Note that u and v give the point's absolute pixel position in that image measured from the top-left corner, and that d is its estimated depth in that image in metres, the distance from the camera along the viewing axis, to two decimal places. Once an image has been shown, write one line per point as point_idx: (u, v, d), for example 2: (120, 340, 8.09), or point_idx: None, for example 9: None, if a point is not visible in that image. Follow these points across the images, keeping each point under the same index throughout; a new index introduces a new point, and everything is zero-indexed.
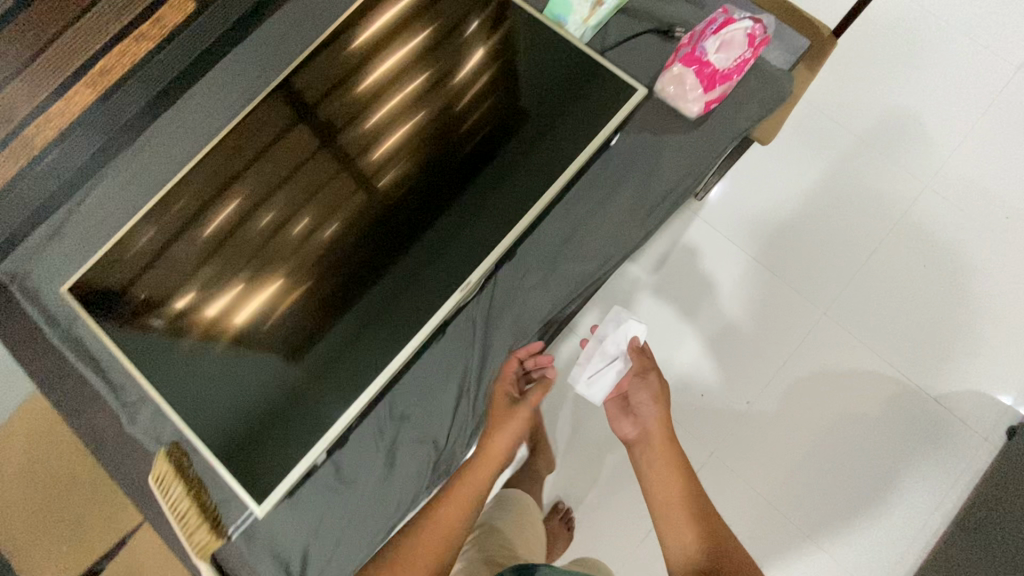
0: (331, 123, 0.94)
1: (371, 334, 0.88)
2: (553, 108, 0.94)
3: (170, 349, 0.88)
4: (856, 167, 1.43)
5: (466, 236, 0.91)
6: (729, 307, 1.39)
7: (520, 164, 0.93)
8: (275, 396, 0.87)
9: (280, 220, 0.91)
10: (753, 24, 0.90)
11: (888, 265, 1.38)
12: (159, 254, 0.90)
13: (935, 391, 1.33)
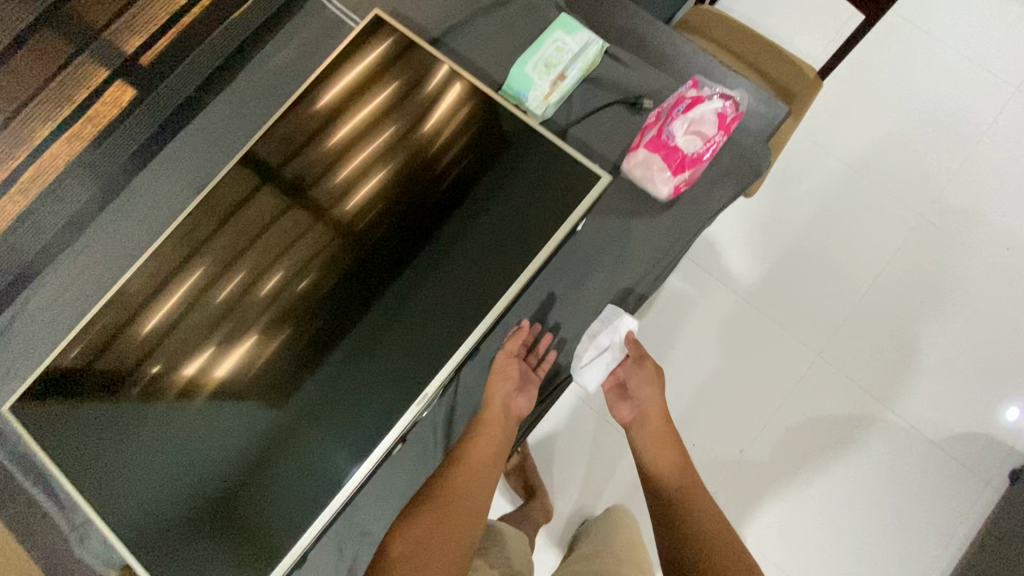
0: (302, 180, 0.86)
1: (336, 432, 0.78)
2: (526, 176, 0.80)
3: (133, 424, 0.80)
4: (850, 197, 1.34)
5: (430, 329, 0.79)
6: (718, 350, 1.29)
7: (496, 228, 0.80)
8: (242, 482, 0.78)
9: (246, 290, 0.83)
10: (725, 103, 0.75)
11: (884, 300, 1.30)
12: (119, 336, 0.82)
13: (935, 433, 1.24)
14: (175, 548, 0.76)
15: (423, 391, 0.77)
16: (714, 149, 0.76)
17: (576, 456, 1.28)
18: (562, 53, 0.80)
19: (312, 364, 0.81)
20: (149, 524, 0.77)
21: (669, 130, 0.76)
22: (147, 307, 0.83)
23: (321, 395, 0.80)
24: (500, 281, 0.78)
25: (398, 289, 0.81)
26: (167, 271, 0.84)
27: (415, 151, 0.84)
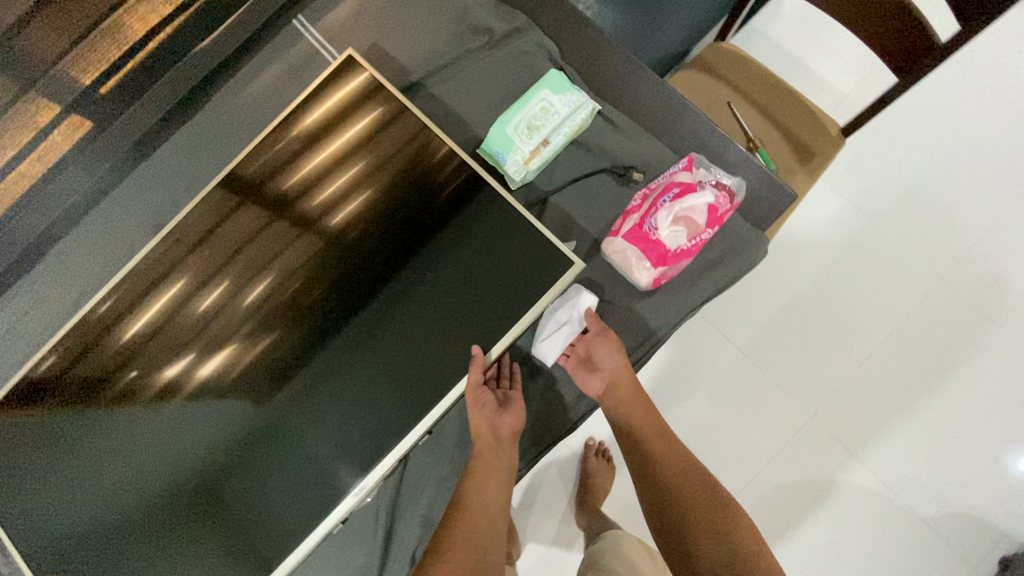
0: (284, 196, 0.81)
1: (306, 462, 0.76)
2: (496, 253, 0.76)
3: (105, 433, 0.78)
4: (868, 252, 1.26)
5: (382, 403, 0.75)
6: (708, 401, 1.24)
7: (480, 276, 0.75)
8: (212, 502, 0.76)
9: (230, 299, 0.80)
10: (716, 195, 0.72)
11: (892, 365, 1.22)
12: (97, 345, 0.80)
13: (926, 511, 1.18)
14: (150, 553, 0.75)
15: (363, 480, 0.73)
16: (701, 242, 0.73)
17: (548, 493, 1.27)
18: (548, 115, 0.79)
19: (290, 376, 0.77)
20: (119, 537, 0.75)
21: (652, 222, 0.72)
22: (126, 319, 0.80)
23: (297, 412, 0.76)
24: (459, 360, 0.74)
25: (366, 334, 0.76)
26: (148, 282, 0.81)
27: (410, 163, 0.80)
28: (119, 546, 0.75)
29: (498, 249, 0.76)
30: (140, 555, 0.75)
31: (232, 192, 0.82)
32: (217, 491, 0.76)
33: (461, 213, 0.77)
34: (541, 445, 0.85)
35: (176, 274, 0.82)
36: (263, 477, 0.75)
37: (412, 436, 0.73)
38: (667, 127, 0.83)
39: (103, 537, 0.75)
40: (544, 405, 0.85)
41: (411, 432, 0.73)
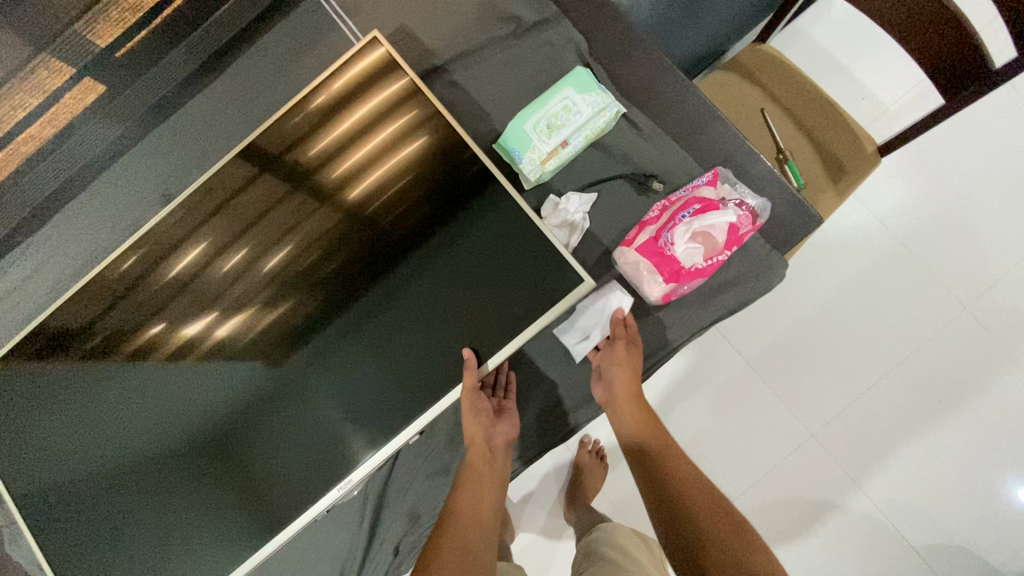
0: (304, 168, 0.81)
1: (313, 435, 0.76)
2: (498, 257, 0.73)
3: (116, 382, 0.80)
4: (892, 275, 1.22)
5: (370, 400, 0.75)
6: (709, 412, 1.23)
7: (490, 272, 0.73)
8: (218, 457, 0.77)
9: (247, 267, 0.80)
10: (739, 215, 0.70)
11: (901, 391, 1.20)
12: (122, 300, 0.81)
13: (920, 539, 1.17)
14: (156, 506, 0.77)
15: (349, 476, 0.74)
16: (717, 263, 0.71)
17: (542, 485, 1.28)
18: (569, 115, 0.76)
19: (302, 345, 0.77)
20: (124, 485, 0.77)
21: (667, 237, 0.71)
22: (144, 280, 0.80)
23: (307, 381, 0.77)
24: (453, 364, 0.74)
25: (371, 320, 0.76)
26: (165, 246, 0.81)
27: (437, 138, 0.78)
28: (128, 497, 0.77)
29: (504, 250, 0.73)
30: (147, 507, 0.77)
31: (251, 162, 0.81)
32: (224, 451, 0.77)
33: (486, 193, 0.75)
34: (535, 444, 0.85)
35: (192, 240, 0.81)
36: (270, 440, 0.77)
37: (402, 437, 0.74)
38: (695, 135, 0.81)
39: (113, 485, 0.77)
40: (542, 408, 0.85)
41: (400, 434, 0.74)
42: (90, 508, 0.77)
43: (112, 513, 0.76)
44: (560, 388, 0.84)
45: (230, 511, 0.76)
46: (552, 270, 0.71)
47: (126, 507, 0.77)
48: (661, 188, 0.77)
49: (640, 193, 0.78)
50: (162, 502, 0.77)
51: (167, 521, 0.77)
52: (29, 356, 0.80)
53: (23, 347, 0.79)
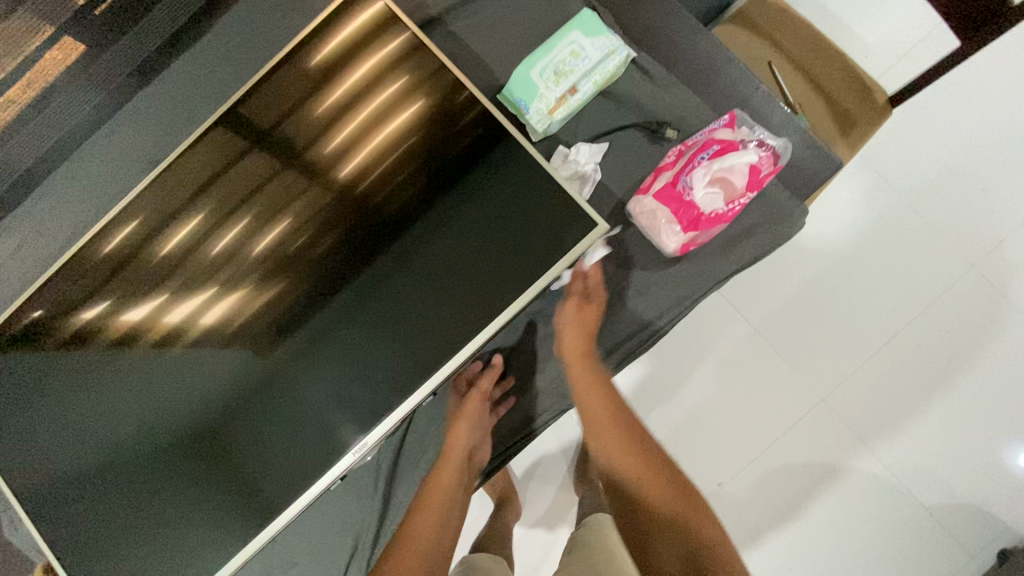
0: (293, 144, 0.86)
1: (310, 391, 0.81)
2: (507, 219, 0.76)
3: (119, 354, 0.86)
4: (900, 234, 1.20)
5: (385, 360, 0.79)
6: (718, 379, 1.22)
7: (496, 232, 0.77)
8: (218, 417, 0.83)
9: (235, 249, 0.86)
10: (760, 155, 0.71)
11: (911, 353, 1.19)
12: (117, 273, 0.88)
13: (930, 499, 1.17)
14: (148, 496, 0.82)
15: (364, 438, 0.78)
16: (739, 207, 0.71)
17: (552, 458, 1.27)
18: (578, 59, 0.77)
19: (297, 325, 0.82)
20: (135, 451, 0.83)
21: (686, 182, 0.71)
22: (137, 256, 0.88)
23: (305, 356, 0.82)
24: (467, 324, 0.77)
25: (378, 284, 0.80)
26: (159, 223, 0.88)
27: (419, 118, 0.82)
28: (122, 486, 0.83)
29: (507, 211, 0.77)
30: (140, 496, 0.82)
31: (240, 139, 0.87)
32: (211, 442, 0.82)
33: (473, 171, 0.79)
34: (550, 408, 0.85)
35: (187, 218, 0.87)
36: (257, 430, 0.81)
37: (416, 397, 0.77)
38: (704, 82, 0.83)
39: (107, 475, 0.83)
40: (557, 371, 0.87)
41: (415, 393, 0.77)
42: (105, 472, 0.83)
43: (107, 501, 0.82)
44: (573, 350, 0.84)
45: (237, 469, 0.82)
46: (564, 224, 0.74)
47: (138, 471, 0.82)
48: (674, 136, 0.78)
49: (653, 141, 0.78)
50: (152, 492, 0.82)
51: (176, 481, 0.82)
52: (20, 336, 0.87)
53: (27, 324, 0.87)
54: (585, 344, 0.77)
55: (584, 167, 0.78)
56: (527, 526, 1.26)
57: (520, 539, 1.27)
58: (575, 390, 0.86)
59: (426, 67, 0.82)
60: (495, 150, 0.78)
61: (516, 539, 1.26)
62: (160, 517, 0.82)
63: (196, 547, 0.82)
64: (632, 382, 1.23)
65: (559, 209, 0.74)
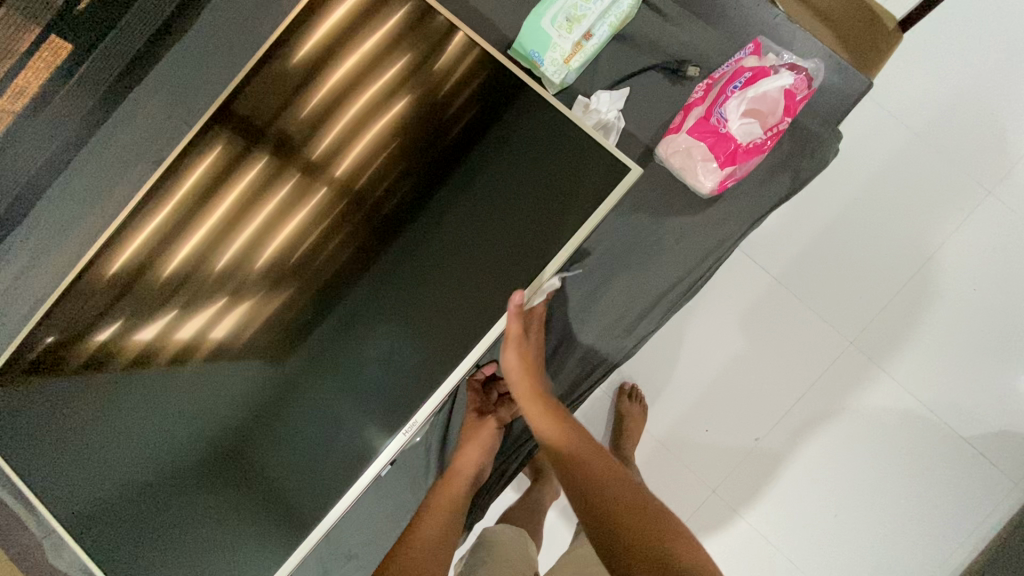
0: (295, 136, 0.86)
1: (346, 379, 0.85)
2: (525, 185, 0.80)
3: (143, 368, 0.87)
4: (913, 169, 1.19)
5: (421, 339, 0.83)
6: (745, 334, 1.20)
7: (516, 203, 0.81)
8: (254, 413, 0.86)
9: (247, 255, 0.86)
10: (795, 80, 0.74)
11: (935, 287, 1.18)
12: (125, 292, 0.87)
13: (967, 430, 1.16)
14: (194, 511, 0.87)
15: (413, 418, 0.83)
16: (774, 135, 0.76)
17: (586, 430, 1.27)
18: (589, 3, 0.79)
19: (323, 324, 0.86)
20: (178, 456, 0.87)
21: (719, 115, 0.76)
22: (143, 271, 0.87)
23: (333, 348, 0.85)
24: (502, 289, 0.81)
25: (405, 268, 0.84)
26: (163, 232, 0.86)
27: (417, 102, 0.84)
28: (166, 502, 0.87)
29: (525, 182, 0.80)
30: (189, 511, 0.87)
31: (237, 136, 0.86)
32: (247, 449, 0.86)
33: (474, 152, 0.82)
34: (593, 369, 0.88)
35: (193, 224, 0.86)
36: (294, 432, 0.86)
37: (459, 370, 0.82)
38: (714, 23, 0.88)
39: (152, 496, 0.87)
40: (598, 335, 0.90)
41: (460, 365, 0.82)
42: (155, 481, 0.87)
43: (156, 520, 0.87)
44: (607, 307, 0.88)
45: (284, 459, 0.86)
46: (585, 187, 0.79)
47: (186, 474, 0.87)
48: (694, 73, 0.84)
49: (673, 80, 0.85)
50: (200, 506, 0.87)
51: (224, 479, 0.87)
52: (33, 365, 0.87)
53: (39, 352, 0.87)
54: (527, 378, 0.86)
55: (607, 116, 0.84)
56: (559, 510, 1.27)
57: (558, 517, 1.28)
58: (617, 348, 0.89)
59: (421, 47, 0.84)
60: (495, 126, 0.82)
61: (548, 526, 1.28)
62: (214, 513, 0.86)
63: (254, 549, 0.87)
64: (659, 345, 1.22)
65: (574, 175, 0.79)
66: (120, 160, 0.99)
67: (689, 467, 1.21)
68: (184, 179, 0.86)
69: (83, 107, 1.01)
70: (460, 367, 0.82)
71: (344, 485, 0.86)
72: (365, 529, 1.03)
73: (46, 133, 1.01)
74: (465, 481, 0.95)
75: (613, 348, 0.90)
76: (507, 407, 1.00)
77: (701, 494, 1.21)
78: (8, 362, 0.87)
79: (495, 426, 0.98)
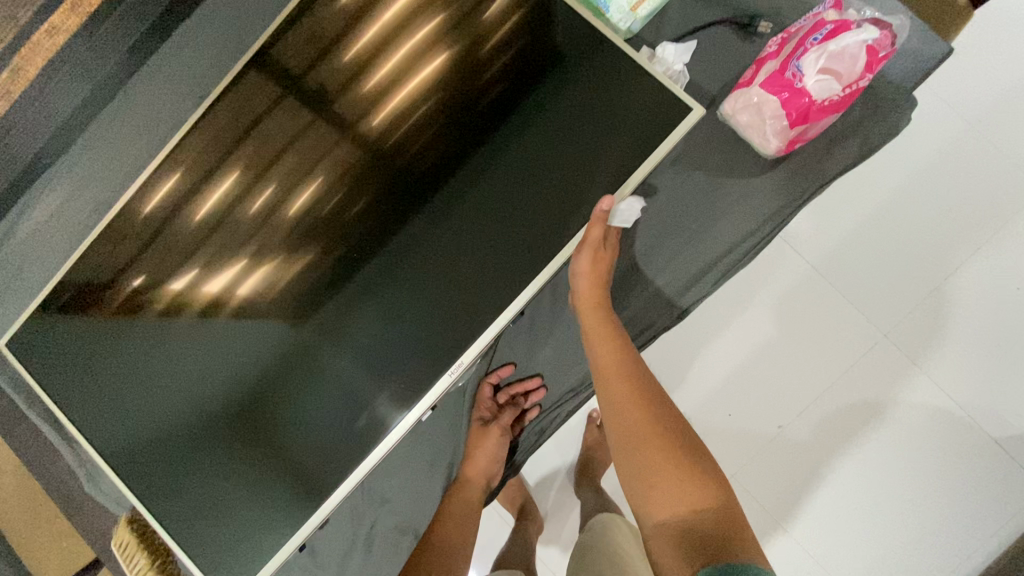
0: (330, 89, 0.84)
1: (376, 335, 0.85)
2: (568, 150, 0.79)
3: (170, 320, 0.88)
4: (961, 160, 1.15)
5: (453, 301, 0.83)
6: (774, 319, 1.18)
7: (552, 165, 0.80)
8: (274, 365, 0.87)
9: (277, 206, 0.85)
10: (880, 34, 0.76)
11: (976, 284, 1.14)
12: (156, 238, 0.87)
13: (1001, 433, 1.14)
14: (215, 463, 0.87)
15: (460, 359, 0.82)
16: (853, 90, 0.78)
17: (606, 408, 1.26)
18: None
19: (348, 279, 0.85)
20: (199, 407, 0.87)
21: (794, 70, 0.78)
22: (175, 219, 0.86)
23: (365, 304, 0.85)
24: (540, 251, 0.80)
25: (435, 227, 0.83)
26: (198, 178, 0.86)
27: (454, 60, 0.82)
28: (188, 453, 0.88)
29: (565, 146, 0.79)
30: (210, 463, 0.87)
31: (274, 85, 0.85)
32: (267, 400, 0.87)
33: (513, 115, 0.81)
34: (640, 337, 0.94)
35: (224, 173, 0.86)
36: (317, 386, 0.86)
37: (494, 329, 0.82)
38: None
39: (176, 446, 0.88)
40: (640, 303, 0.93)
41: (497, 321, 0.81)
42: (178, 431, 0.88)
43: (184, 470, 0.88)
44: (659, 267, 0.91)
45: (303, 413, 0.87)
46: (628, 151, 0.77)
47: (207, 425, 0.87)
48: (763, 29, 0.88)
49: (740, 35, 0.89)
50: (224, 460, 0.87)
51: (243, 432, 0.87)
52: (67, 305, 0.88)
53: (74, 292, 0.88)
54: (594, 289, 0.85)
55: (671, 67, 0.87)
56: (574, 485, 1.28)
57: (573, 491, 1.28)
58: (669, 311, 0.92)
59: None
60: (535, 89, 0.80)
61: (562, 500, 1.29)
62: (234, 465, 0.87)
63: (274, 503, 0.87)
64: (688, 325, 1.20)
65: (617, 138, 0.77)
66: (161, 97, 0.98)
67: (710, 451, 1.20)
68: (216, 128, 0.85)
69: (121, 39, 1.06)
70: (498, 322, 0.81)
71: (370, 447, 0.86)
72: (392, 487, 1.06)
73: (94, 69, 1.07)
74: (477, 488, 1.02)
75: (650, 313, 0.93)
76: (515, 408, 1.04)
77: (721, 479, 1.20)
78: (45, 303, 0.88)
79: (499, 433, 1.02)
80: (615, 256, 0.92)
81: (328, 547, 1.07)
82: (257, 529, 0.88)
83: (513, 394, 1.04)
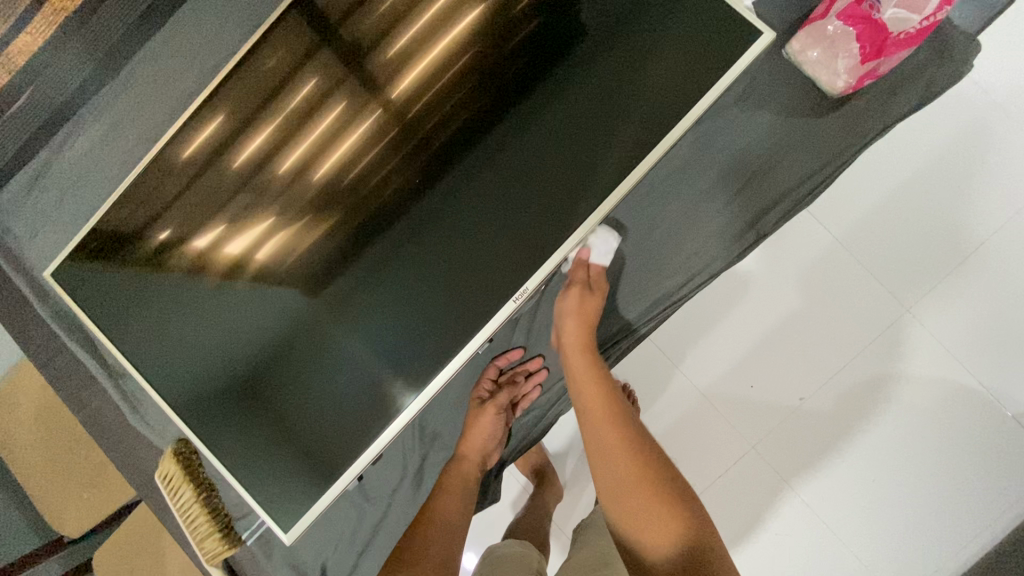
0: (363, 42, 0.82)
1: (411, 292, 0.85)
2: (604, 112, 0.79)
3: (192, 281, 0.87)
4: (994, 138, 1.15)
5: (489, 258, 0.83)
6: (799, 294, 1.19)
7: (586, 129, 0.79)
8: (297, 329, 0.87)
9: (308, 163, 0.84)
10: None
11: (998, 263, 1.15)
12: (186, 191, 0.85)
13: (1015, 409, 1.15)
14: (238, 424, 0.88)
15: (526, 284, 0.81)
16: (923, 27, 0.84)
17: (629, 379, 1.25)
18: None
19: (377, 239, 0.85)
20: (223, 369, 0.88)
21: (871, 2, 0.84)
22: (208, 170, 0.84)
23: (399, 259, 0.85)
24: (579, 208, 0.80)
25: (468, 189, 0.83)
26: (230, 129, 0.83)
27: (484, 24, 0.80)
28: (214, 413, 0.88)
29: (600, 107, 0.79)
30: (231, 424, 0.88)
31: (308, 35, 0.82)
32: (290, 362, 0.87)
33: (544, 81, 0.80)
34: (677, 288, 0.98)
35: (255, 126, 0.83)
36: (344, 347, 0.87)
37: (526, 288, 0.82)
38: None
39: (200, 407, 0.88)
40: (648, 295, 0.99)
41: (540, 270, 0.81)
42: (205, 390, 0.88)
43: (208, 428, 0.88)
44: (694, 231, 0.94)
45: (327, 376, 0.87)
46: (669, 110, 0.76)
47: (231, 386, 0.88)
48: None
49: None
50: (248, 421, 0.88)
51: (268, 395, 0.88)
52: (93, 255, 0.86)
53: (99, 241, 0.85)
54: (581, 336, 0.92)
55: None
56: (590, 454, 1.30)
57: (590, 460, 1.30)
58: (722, 254, 0.96)
59: None
60: (571, 50, 0.79)
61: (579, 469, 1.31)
62: (257, 425, 0.88)
63: (299, 462, 0.88)
64: (714, 298, 1.20)
65: (659, 96, 0.77)
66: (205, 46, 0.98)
67: (729, 424, 1.22)
68: (245, 81, 0.82)
69: None
70: (518, 294, 0.82)
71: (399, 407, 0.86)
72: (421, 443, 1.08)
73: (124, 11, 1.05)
74: (473, 465, 1.00)
75: (658, 300, 0.99)
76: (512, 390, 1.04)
77: (740, 450, 1.22)
78: (74, 251, 0.85)
79: (495, 412, 1.01)
80: (658, 212, 0.97)
81: (352, 502, 1.09)
82: (283, 486, 0.88)
83: (509, 375, 1.05)
